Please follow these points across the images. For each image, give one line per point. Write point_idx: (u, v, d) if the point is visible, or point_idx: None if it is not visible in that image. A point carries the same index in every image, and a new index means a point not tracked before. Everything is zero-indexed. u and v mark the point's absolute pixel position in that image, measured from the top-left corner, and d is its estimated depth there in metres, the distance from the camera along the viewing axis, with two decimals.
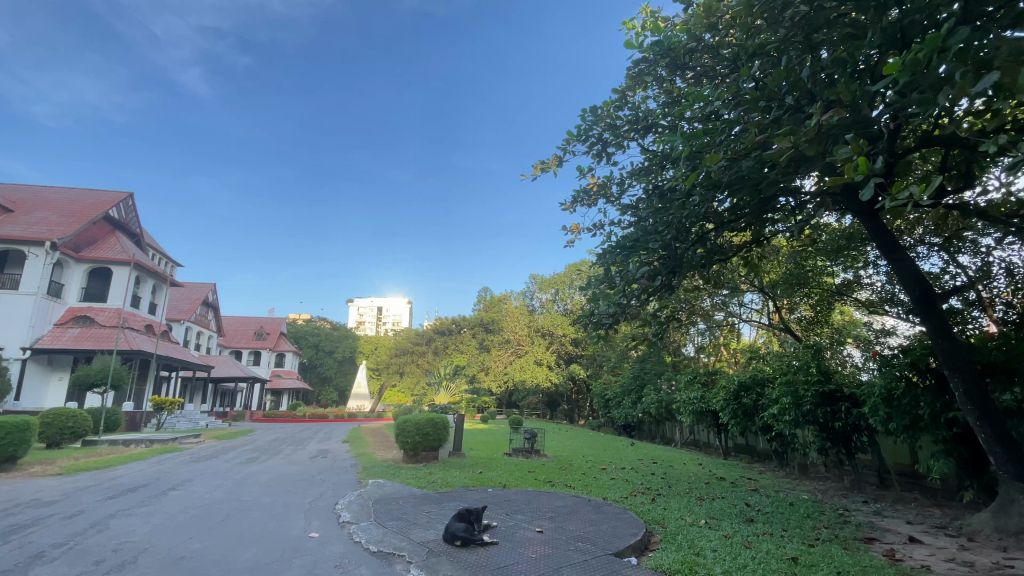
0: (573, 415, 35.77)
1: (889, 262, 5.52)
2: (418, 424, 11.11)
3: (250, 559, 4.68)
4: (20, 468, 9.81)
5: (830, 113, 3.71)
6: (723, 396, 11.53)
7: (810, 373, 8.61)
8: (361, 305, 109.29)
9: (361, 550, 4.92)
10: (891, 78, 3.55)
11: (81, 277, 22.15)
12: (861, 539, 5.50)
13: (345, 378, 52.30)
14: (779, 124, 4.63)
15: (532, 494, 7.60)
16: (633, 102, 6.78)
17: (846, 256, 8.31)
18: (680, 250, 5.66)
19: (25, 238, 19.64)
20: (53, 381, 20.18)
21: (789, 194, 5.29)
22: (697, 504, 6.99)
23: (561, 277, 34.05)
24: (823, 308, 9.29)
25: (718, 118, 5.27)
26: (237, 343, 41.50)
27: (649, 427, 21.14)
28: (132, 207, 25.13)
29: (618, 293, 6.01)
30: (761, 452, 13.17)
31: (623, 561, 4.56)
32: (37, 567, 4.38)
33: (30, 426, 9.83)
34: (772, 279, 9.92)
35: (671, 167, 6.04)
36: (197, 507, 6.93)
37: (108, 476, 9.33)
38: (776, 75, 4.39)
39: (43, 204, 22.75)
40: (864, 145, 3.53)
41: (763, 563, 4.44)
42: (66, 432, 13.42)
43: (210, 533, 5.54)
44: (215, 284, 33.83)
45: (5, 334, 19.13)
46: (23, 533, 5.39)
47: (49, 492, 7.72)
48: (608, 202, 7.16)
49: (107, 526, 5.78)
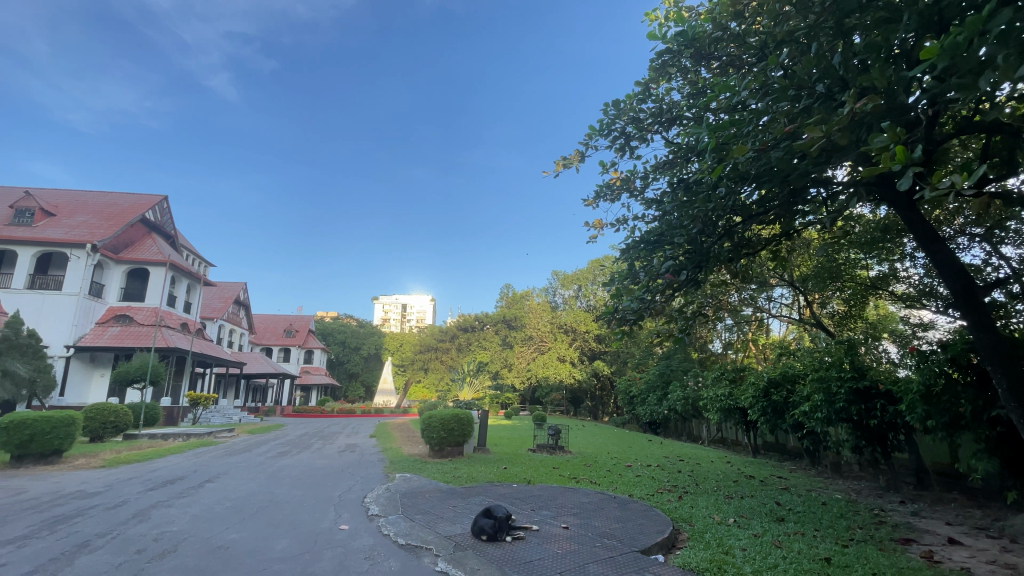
0: (597, 412, 35.00)
1: (928, 254, 5.32)
2: (444, 419, 11.22)
3: (284, 550, 4.80)
4: (66, 460, 10.28)
5: (864, 102, 3.58)
6: (752, 393, 11.27)
7: (843, 370, 8.38)
8: (387, 304, 110.56)
9: (390, 543, 5.00)
10: (928, 64, 3.41)
11: (120, 277, 23.10)
12: (897, 540, 5.34)
13: (372, 374, 53.17)
14: (810, 112, 4.48)
15: (557, 489, 7.65)
16: (656, 94, 6.70)
17: (880, 249, 8.04)
18: (706, 244, 5.57)
19: (66, 241, 20.56)
20: (95, 378, 21.06)
21: (821, 184, 5.12)
22: (725, 502, 6.91)
23: (583, 273, 33.70)
24: (858, 302, 9.04)
25: (744, 109, 5.16)
26: (268, 340, 42.68)
27: (674, 424, 20.78)
28: (166, 208, 26.15)
29: (642, 288, 5.92)
30: (792, 450, 12.80)
31: (650, 559, 4.53)
32: (83, 555, 4.59)
33: (74, 421, 10.30)
34: (802, 273, 9.66)
35: (696, 160, 6.02)
36: (232, 499, 7.15)
37: (148, 469, 9.71)
38: (805, 63, 4.25)
39: (82, 207, 23.72)
40: (902, 133, 3.38)
41: (795, 563, 4.35)
42: (108, 426, 14.04)
43: (245, 524, 5.72)
44: (246, 284, 34.72)
45: (50, 333, 20.10)
46: (69, 524, 5.66)
47: (94, 483, 8.14)
48: (631, 196, 7.11)
49: (148, 517, 6.02)
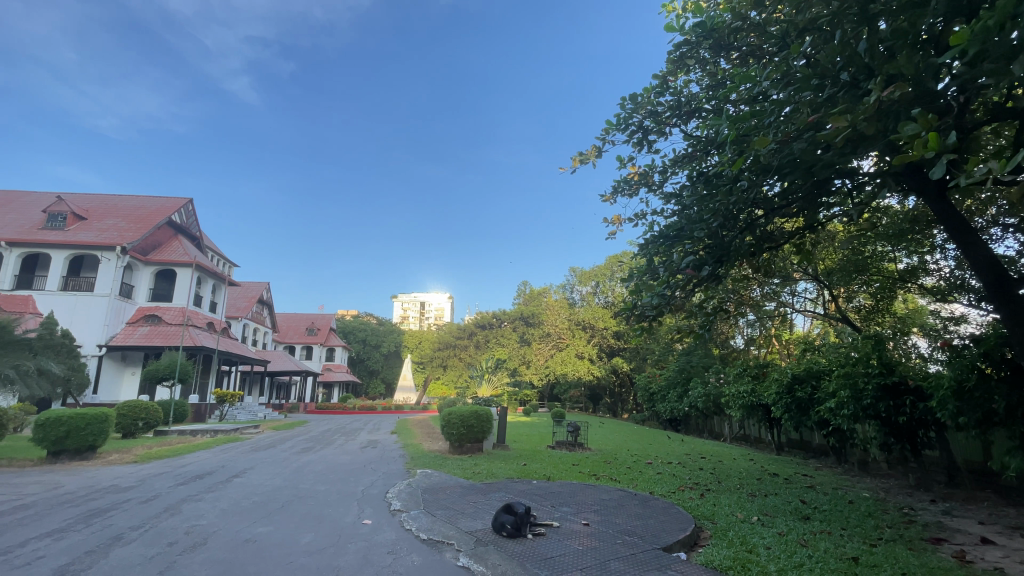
0: (616, 409, 34.73)
1: (959, 246, 5.14)
2: (463, 416, 11.31)
3: (309, 544, 4.91)
4: (100, 456, 10.66)
5: (891, 89, 3.47)
6: (775, 390, 11.07)
7: (870, 366, 8.15)
8: (405, 301, 111.66)
9: (412, 538, 5.08)
10: (958, 49, 3.30)
11: (148, 278, 23.76)
12: (928, 539, 5.19)
13: (392, 372, 53.79)
14: (834, 102, 4.37)
15: (577, 486, 7.65)
16: (675, 87, 6.63)
17: (910, 242, 7.81)
18: (727, 238, 5.49)
19: (97, 244, 21.26)
20: (126, 377, 21.71)
21: (845, 175, 4.99)
22: (748, 500, 6.81)
23: (601, 269, 33.44)
24: (885, 296, 8.79)
25: (765, 99, 5.06)
26: (291, 338, 43.66)
27: (695, 422, 20.52)
28: (191, 211, 26.86)
29: (661, 284, 5.86)
30: (817, 447, 12.52)
31: (672, 556, 4.50)
32: (117, 548, 4.75)
33: (107, 418, 10.67)
34: (827, 267, 9.39)
35: (716, 153, 5.96)
36: (258, 493, 7.33)
37: (178, 464, 10.03)
38: (827, 52, 4.14)
39: (112, 211, 24.48)
40: (933, 120, 3.28)
41: (821, 562, 4.28)
42: (139, 423, 14.50)
43: (271, 518, 5.86)
44: (269, 284, 35.42)
45: (84, 333, 20.82)
46: (104, 517, 5.88)
47: (128, 478, 8.42)
48: (650, 191, 7.06)
49: (179, 510, 6.22)
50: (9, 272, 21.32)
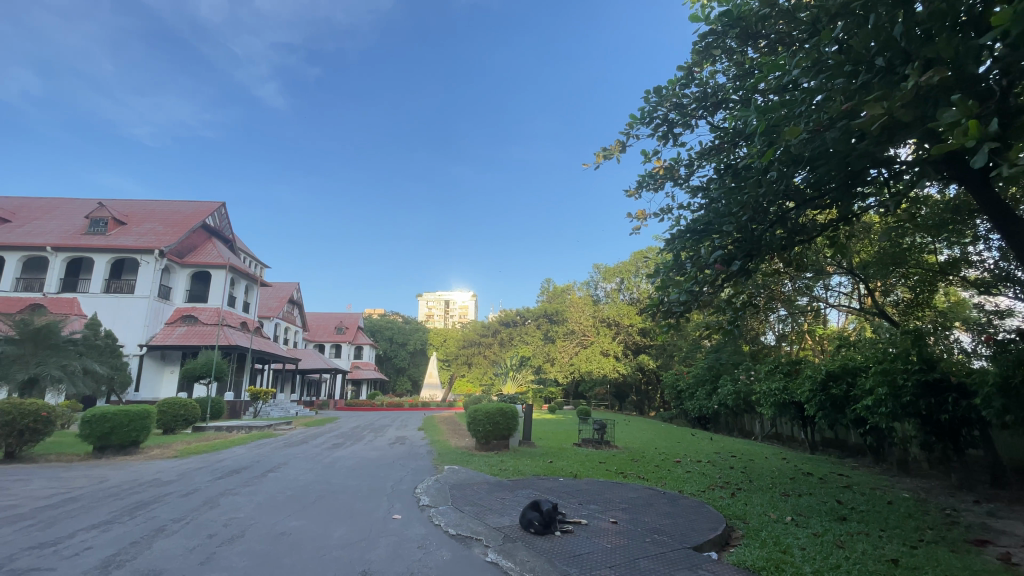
0: (643, 407, 34.39)
1: (1005, 237, 4.88)
2: (489, 413, 11.36)
3: (341, 537, 5.03)
4: (143, 451, 11.13)
5: (931, 73, 3.31)
6: (808, 387, 10.77)
7: (909, 362, 7.83)
8: (430, 301, 112.82)
9: (441, 533, 5.14)
10: (1003, 29, 3.13)
11: (184, 280, 24.63)
12: (972, 541, 4.98)
13: (418, 369, 54.46)
14: (869, 89, 4.21)
15: (605, 485, 7.58)
16: (700, 78, 6.51)
17: (951, 233, 7.50)
18: (758, 232, 5.35)
19: (137, 248, 22.15)
20: (166, 374, 22.46)
21: (882, 164, 4.79)
22: (782, 500, 6.65)
23: (626, 265, 33.03)
24: (925, 289, 8.46)
25: (796, 88, 4.92)
26: (321, 338, 44.67)
27: (725, 420, 20.10)
28: (223, 215, 27.73)
29: (689, 279, 5.76)
30: (853, 446, 12.13)
31: (704, 556, 4.43)
32: (161, 539, 4.96)
33: (148, 414, 11.13)
34: (863, 259, 9.03)
35: (744, 145, 5.84)
36: (291, 488, 7.54)
37: (215, 459, 10.38)
38: (861, 37, 3.97)
39: (150, 216, 25.45)
40: (975, 105, 3.12)
41: (859, 564, 4.16)
42: (178, 419, 15.05)
43: (304, 513, 6.00)
44: (298, 284, 36.26)
45: (126, 333, 21.76)
46: (148, 509, 6.15)
47: (169, 472, 8.78)
48: (675, 185, 6.95)
49: (218, 504, 6.45)
50: (56, 277, 22.43)
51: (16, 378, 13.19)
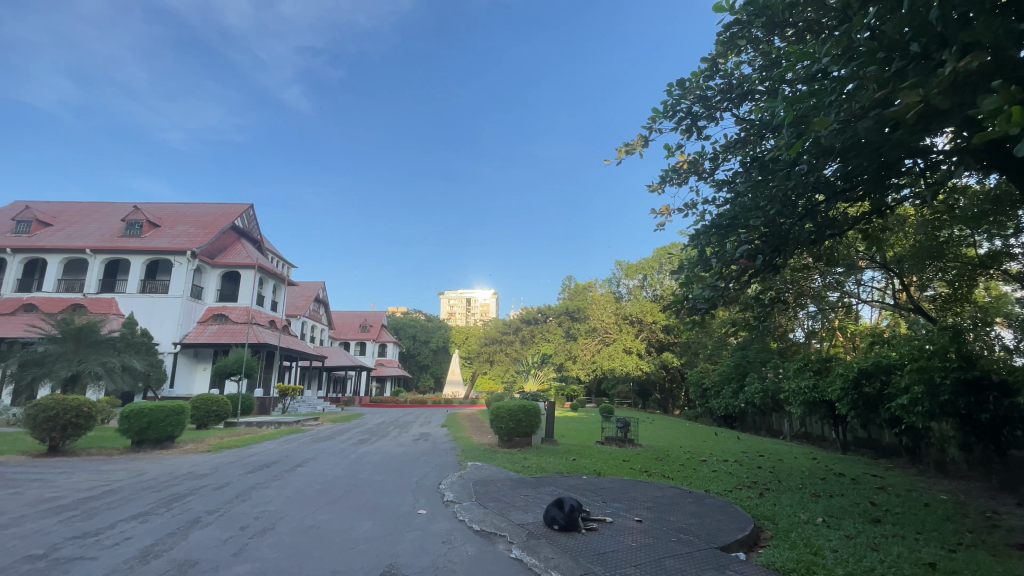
0: (666, 405, 33.97)
1: None
2: (512, 411, 11.38)
3: (367, 531, 5.11)
4: (178, 445, 11.54)
5: (968, 59, 3.17)
6: (840, 385, 10.48)
7: (947, 360, 7.54)
8: (452, 298, 113.70)
9: (465, 529, 5.18)
10: None
11: (216, 280, 25.40)
12: (1014, 545, 4.77)
13: (441, 367, 54.94)
14: (903, 76, 4.06)
15: (629, 483, 7.53)
16: (725, 69, 6.39)
17: (991, 224, 7.17)
18: (786, 226, 5.21)
19: (170, 249, 22.91)
20: (198, 371, 23.19)
21: (918, 155, 4.60)
22: (812, 500, 6.49)
23: (648, 261, 32.63)
24: (963, 284, 8.12)
25: (826, 77, 4.77)
26: (345, 336, 45.45)
27: (752, 419, 19.69)
28: (251, 216, 28.47)
29: (714, 275, 5.69)
30: (887, 446, 11.76)
31: (731, 556, 4.36)
32: (196, 530, 5.12)
33: (183, 410, 11.53)
34: (897, 253, 8.71)
35: (771, 136, 5.70)
36: (319, 482, 7.72)
37: (246, 454, 10.70)
38: (895, 23, 3.82)
39: (182, 218, 26.31)
40: (1018, 90, 2.98)
41: (894, 566, 4.05)
42: (211, 414, 15.55)
43: (332, 506, 6.13)
44: (324, 283, 36.98)
45: (160, 332, 22.57)
46: (184, 501, 6.38)
47: (202, 466, 9.09)
48: (700, 179, 6.85)
49: (249, 497, 6.64)
50: (95, 278, 23.39)
51: (59, 375, 13.86)
